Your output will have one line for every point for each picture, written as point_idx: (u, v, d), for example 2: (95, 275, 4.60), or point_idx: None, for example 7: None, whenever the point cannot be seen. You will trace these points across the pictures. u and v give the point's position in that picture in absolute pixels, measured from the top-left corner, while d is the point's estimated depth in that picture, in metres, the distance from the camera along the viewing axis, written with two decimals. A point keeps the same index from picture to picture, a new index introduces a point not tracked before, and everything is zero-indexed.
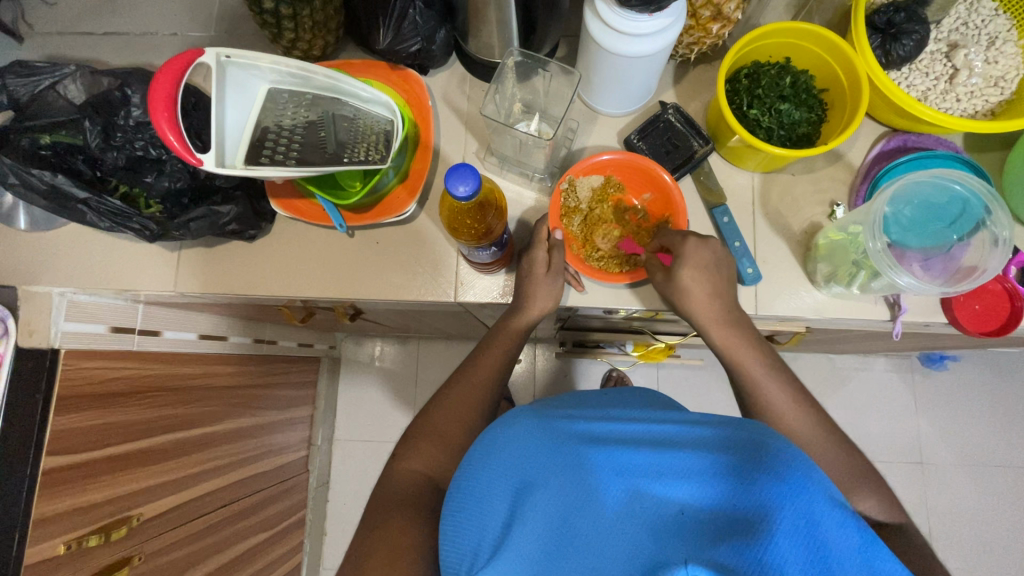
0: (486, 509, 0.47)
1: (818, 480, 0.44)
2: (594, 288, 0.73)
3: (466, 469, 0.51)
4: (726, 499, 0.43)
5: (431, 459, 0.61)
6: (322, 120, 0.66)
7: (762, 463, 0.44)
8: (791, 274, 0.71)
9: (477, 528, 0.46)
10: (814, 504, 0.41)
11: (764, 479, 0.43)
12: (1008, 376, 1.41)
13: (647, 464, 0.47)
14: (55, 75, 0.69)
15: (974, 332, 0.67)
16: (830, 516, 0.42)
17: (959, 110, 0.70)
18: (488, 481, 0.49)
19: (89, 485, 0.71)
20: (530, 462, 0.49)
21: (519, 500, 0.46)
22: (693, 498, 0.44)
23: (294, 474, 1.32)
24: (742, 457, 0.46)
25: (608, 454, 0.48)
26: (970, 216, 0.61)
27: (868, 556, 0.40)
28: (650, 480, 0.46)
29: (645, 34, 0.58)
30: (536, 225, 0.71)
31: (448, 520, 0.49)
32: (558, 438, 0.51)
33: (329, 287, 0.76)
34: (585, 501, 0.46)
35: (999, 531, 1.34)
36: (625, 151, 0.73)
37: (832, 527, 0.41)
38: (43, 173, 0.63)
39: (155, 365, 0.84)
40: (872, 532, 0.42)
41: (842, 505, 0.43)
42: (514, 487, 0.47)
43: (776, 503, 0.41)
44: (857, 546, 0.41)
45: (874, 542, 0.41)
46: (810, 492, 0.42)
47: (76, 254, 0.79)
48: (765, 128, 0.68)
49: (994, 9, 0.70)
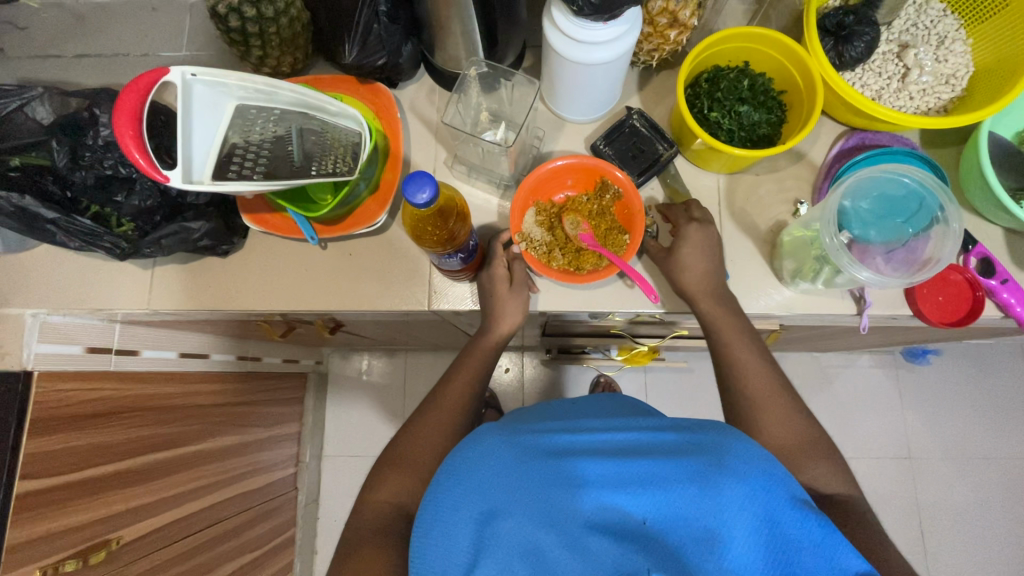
0: (452, 535, 0.46)
1: (780, 478, 0.47)
2: (579, 286, 0.72)
3: (433, 491, 0.50)
4: (691, 508, 0.44)
5: (404, 482, 0.61)
6: (288, 134, 0.66)
7: (722, 466, 0.46)
8: (759, 273, 0.72)
9: (446, 551, 0.46)
10: (774, 506, 0.45)
11: (726, 482, 0.45)
12: (990, 368, 1.43)
13: (612, 474, 0.47)
14: (21, 97, 0.67)
15: (938, 322, 0.69)
16: (784, 514, 0.45)
17: (913, 107, 0.72)
18: (456, 503, 0.47)
19: (65, 510, 0.70)
20: (496, 481, 0.48)
21: (487, 525, 0.46)
22: (656, 508, 0.45)
23: (280, 493, 1.31)
24: (705, 461, 0.47)
25: (574, 465, 0.48)
26: (927, 210, 0.62)
27: (825, 549, 0.44)
28: (618, 491, 0.46)
29: (601, 42, 0.60)
30: (490, 243, 0.72)
31: (416, 544, 0.48)
32: (523, 450, 0.50)
33: (306, 301, 0.76)
34: (555, 514, 0.46)
35: (989, 523, 1.35)
36: (546, 174, 0.72)
37: (788, 525, 0.44)
38: (10, 195, 0.63)
39: (131, 385, 0.83)
40: (825, 519, 0.46)
41: (803, 504, 0.46)
42: (480, 511, 0.46)
43: (737, 507, 0.44)
44: (816, 542, 0.44)
45: (826, 535, 0.44)
46: (766, 490, 0.45)
47: (50, 274, 0.78)
48: (725, 130, 0.70)
49: (941, 10, 0.73)
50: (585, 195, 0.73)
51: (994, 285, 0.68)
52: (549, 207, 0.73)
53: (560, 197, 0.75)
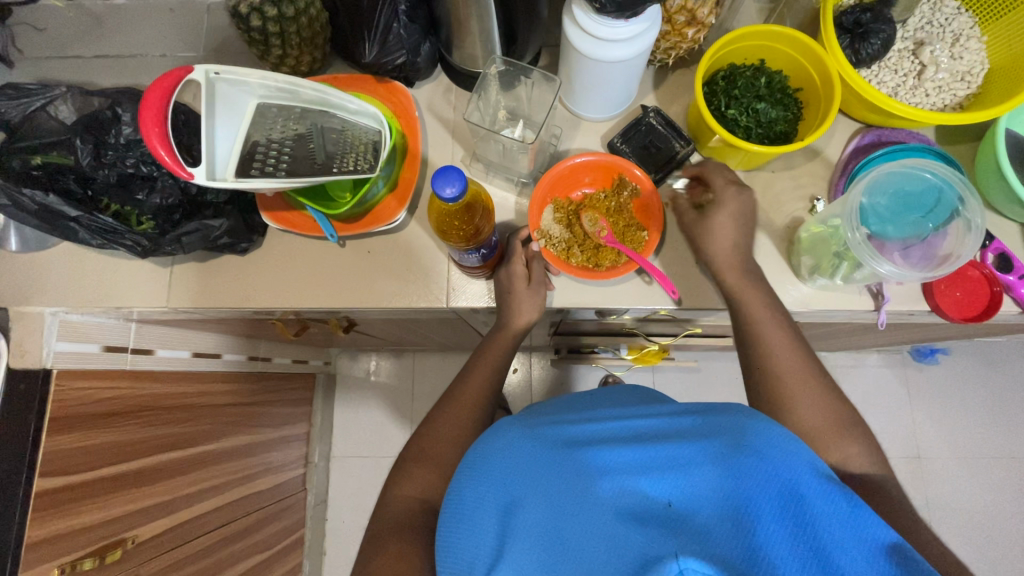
0: (475, 526, 0.46)
1: (802, 456, 0.47)
2: (598, 283, 0.72)
3: (458, 483, 0.50)
4: (714, 487, 0.44)
5: (427, 480, 0.61)
6: (310, 132, 0.67)
7: (742, 447, 0.46)
8: (776, 269, 0.73)
9: (470, 540, 0.46)
10: (796, 481, 0.45)
11: (746, 460, 0.45)
12: (998, 367, 1.43)
13: (632, 460, 0.48)
14: (46, 96, 0.69)
15: (956, 318, 0.69)
16: (809, 490, 0.44)
17: (928, 104, 0.73)
18: (479, 494, 0.48)
19: (82, 508, 0.70)
20: (521, 470, 0.48)
21: (509, 515, 0.46)
22: (679, 490, 0.45)
23: (289, 493, 1.31)
24: (725, 443, 0.47)
25: (596, 453, 0.49)
26: (945, 204, 0.62)
27: (856, 522, 0.43)
28: (640, 476, 0.47)
29: (621, 40, 0.60)
30: (509, 241, 0.72)
31: (442, 536, 0.48)
32: (543, 443, 0.51)
33: (323, 299, 0.77)
34: (578, 499, 0.46)
35: (1000, 522, 1.35)
36: (565, 169, 0.72)
37: (814, 499, 0.44)
38: (34, 193, 0.64)
39: (147, 384, 0.83)
40: (853, 495, 0.45)
41: (826, 478, 0.46)
42: (504, 500, 0.47)
43: (759, 485, 0.44)
44: (844, 514, 0.44)
45: (858, 510, 0.44)
46: (788, 467, 0.45)
47: (69, 273, 0.78)
48: (742, 127, 0.70)
49: (956, 7, 0.74)
50: (603, 193, 0.74)
51: (1012, 281, 0.68)
52: (567, 204, 0.73)
53: (578, 194, 0.75)
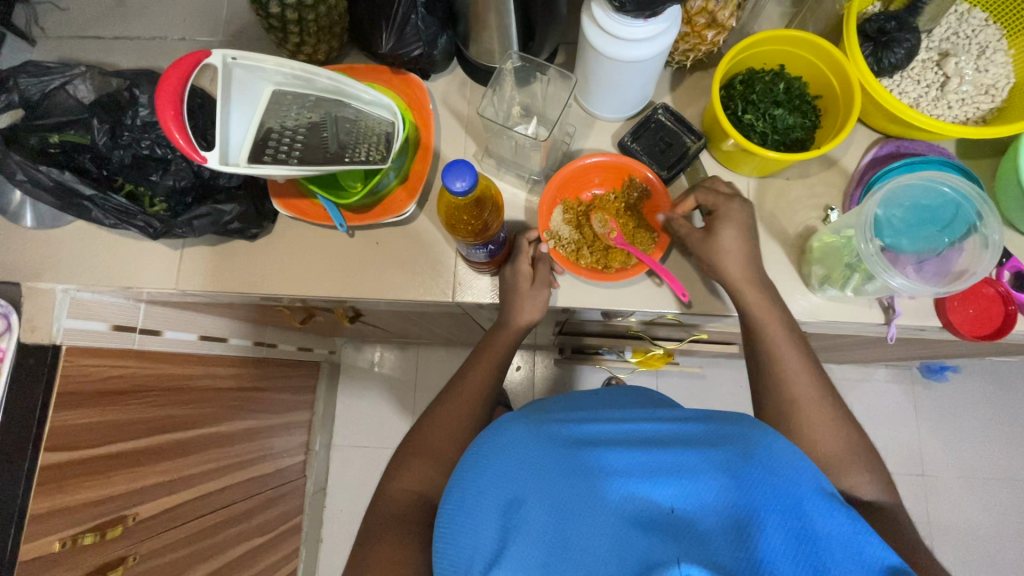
0: (475, 522, 0.45)
1: (808, 470, 0.46)
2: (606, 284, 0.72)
3: (460, 476, 0.49)
4: (720, 498, 0.44)
5: (425, 474, 0.61)
6: (324, 120, 0.66)
7: (749, 458, 0.46)
8: (786, 278, 0.72)
9: (470, 538, 0.45)
10: (802, 497, 0.44)
11: (754, 471, 0.45)
12: (1009, 388, 1.40)
13: (637, 464, 0.47)
14: (65, 75, 0.69)
15: (969, 335, 0.68)
16: (813, 505, 0.44)
17: (950, 116, 0.71)
18: (480, 490, 0.47)
19: (86, 483, 0.71)
20: (525, 469, 0.48)
21: (512, 511, 0.45)
22: (684, 498, 0.45)
23: (288, 480, 1.31)
24: (733, 453, 0.47)
25: (601, 455, 0.48)
26: (962, 219, 0.61)
27: (858, 542, 0.42)
28: (644, 480, 0.46)
29: (639, 40, 0.60)
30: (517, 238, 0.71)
31: (443, 529, 0.47)
32: (549, 441, 0.50)
33: (330, 288, 0.77)
34: (582, 501, 0.45)
35: (1001, 545, 1.33)
36: (578, 169, 0.71)
37: (818, 515, 0.44)
38: (51, 170, 0.64)
39: (154, 365, 0.84)
40: (856, 513, 0.45)
41: (829, 495, 0.46)
42: (507, 497, 0.46)
43: (766, 498, 0.44)
44: (847, 534, 0.43)
45: (863, 530, 0.43)
46: (795, 482, 0.45)
47: (81, 251, 0.79)
48: (759, 133, 0.69)
49: (984, 19, 0.72)
50: (612, 194, 0.74)
51: None
52: (577, 205, 0.73)
53: (588, 195, 0.75)
